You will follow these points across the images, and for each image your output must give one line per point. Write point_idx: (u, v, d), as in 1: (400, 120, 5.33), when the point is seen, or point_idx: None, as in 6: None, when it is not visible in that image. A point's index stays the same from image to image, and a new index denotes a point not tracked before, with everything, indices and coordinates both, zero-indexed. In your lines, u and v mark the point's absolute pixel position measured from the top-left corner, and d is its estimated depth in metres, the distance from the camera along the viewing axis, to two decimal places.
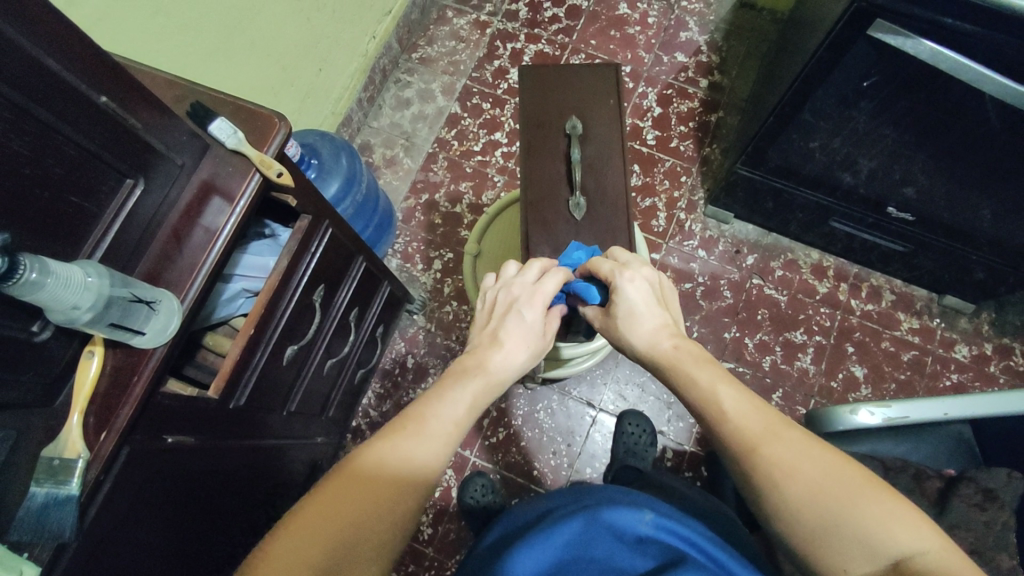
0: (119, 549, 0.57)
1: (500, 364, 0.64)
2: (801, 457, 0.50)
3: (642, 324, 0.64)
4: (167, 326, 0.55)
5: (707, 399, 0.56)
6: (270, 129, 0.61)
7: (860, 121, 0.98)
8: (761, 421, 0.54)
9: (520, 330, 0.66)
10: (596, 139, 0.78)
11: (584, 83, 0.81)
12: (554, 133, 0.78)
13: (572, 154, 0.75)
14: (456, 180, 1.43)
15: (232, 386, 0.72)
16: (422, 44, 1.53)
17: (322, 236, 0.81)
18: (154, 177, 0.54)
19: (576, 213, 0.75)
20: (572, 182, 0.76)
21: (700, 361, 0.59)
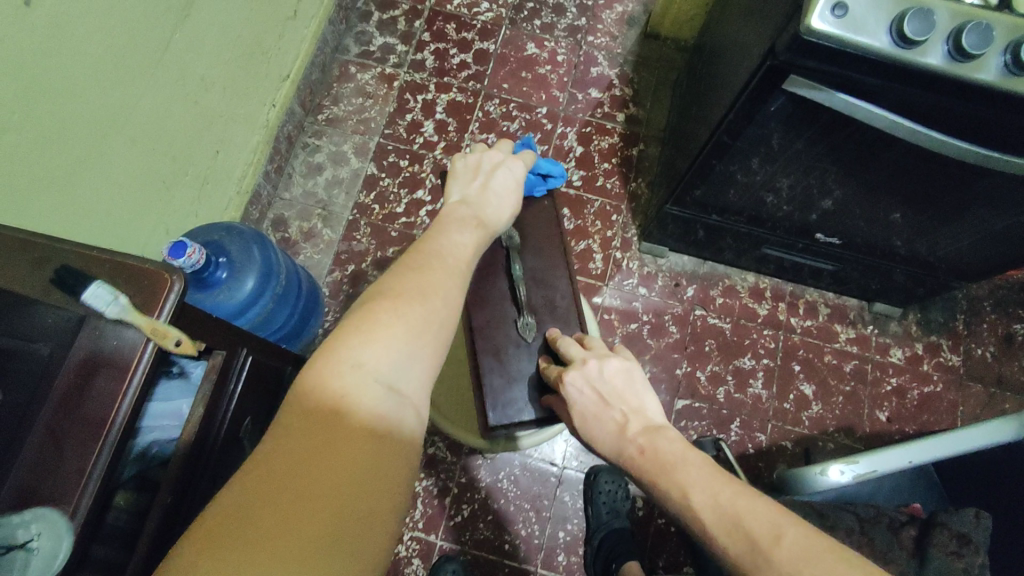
0: None
1: (455, 255, 0.64)
2: (804, 567, 0.44)
3: (604, 429, 0.63)
4: (59, 549, 0.44)
5: (682, 504, 0.53)
6: (160, 289, 0.52)
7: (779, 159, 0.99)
8: (746, 526, 0.48)
9: (501, 186, 0.75)
10: (533, 251, 0.82)
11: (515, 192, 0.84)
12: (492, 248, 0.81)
13: (514, 271, 0.78)
14: (382, 246, 1.35)
15: (154, 562, 0.63)
16: (327, 104, 1.44)
17: (241, 366, 0.73)
18: (7, 375, 0.47)
19: (527, 334, 0.77)
20: (517, 300, 0.78)
21: (673, 456, 0.56)
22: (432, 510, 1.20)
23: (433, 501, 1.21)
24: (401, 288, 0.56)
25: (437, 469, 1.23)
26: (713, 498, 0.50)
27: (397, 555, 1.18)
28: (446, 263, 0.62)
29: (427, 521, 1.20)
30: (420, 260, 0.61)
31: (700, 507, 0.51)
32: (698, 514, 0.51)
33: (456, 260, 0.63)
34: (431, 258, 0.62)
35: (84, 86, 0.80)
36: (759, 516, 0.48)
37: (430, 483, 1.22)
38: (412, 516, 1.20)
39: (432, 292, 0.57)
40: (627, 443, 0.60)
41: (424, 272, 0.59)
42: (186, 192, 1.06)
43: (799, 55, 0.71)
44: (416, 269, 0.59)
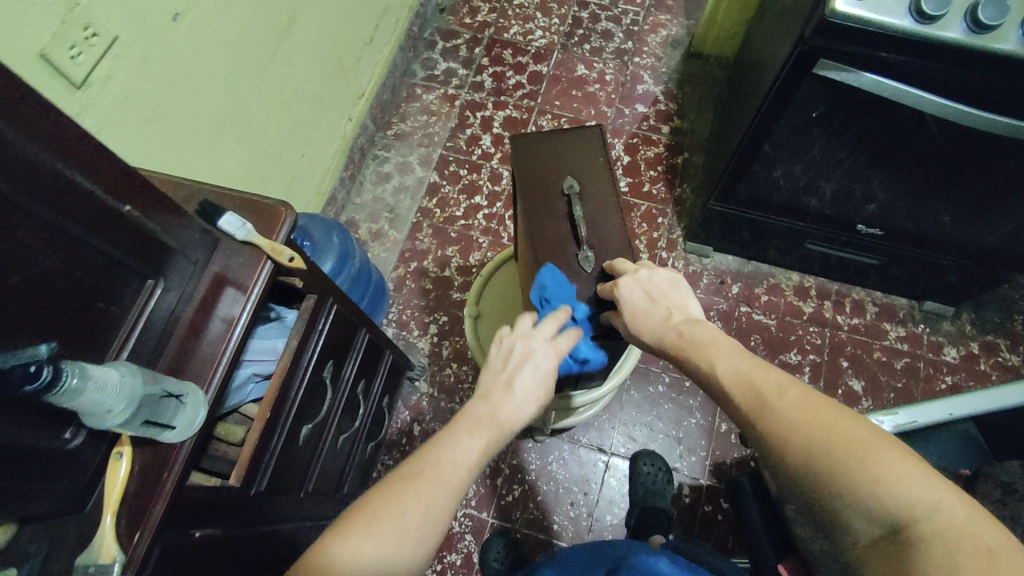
0: None
1: (455, 463, 0.57)
2: (797, 417, 0.50)
3: (647, 320, 0.66)
4: (195, 419, 0.55)
5: (705, 375, 0.59)
6: (277, 219, 0.64)
7: (810, 155, 1.06)
8: (754, 384, 0.54)
9: (526, 385, 0.63)
10: (592, 196, 0.80)
11: (575, 147, 0.84)
12: (552, 194, 0.80)
13: (574, 212, 0.77)
14: (443, 245, 1.47)
15: (250, 474, 0.72)
16: (396, 121, 1.60)
17: (328, 313, 0.83)
18: (171, 273, 0.55)
19: (586, 266, 0.76)
20: (577, 238, 0.77)
21: (695, 339, 0.61)
22: (484, 489, 1.27)
23: (486, 480, 1.27)
24: (397, 489, 0.54)
25: None
26: (733, 365, 0.56)
27: (450, 530, 1.24)
28: (439, 487, 0.56)
29: (480, 499, 1.26)
30: (414, 469, 0.56)
31: (718, 374, 0.58)
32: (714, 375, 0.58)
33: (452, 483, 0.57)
34: (419, 473, 0.56)
35: (208, 86, 0.96)
36: (767, 377, 0.54)
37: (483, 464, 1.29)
38: (465, 493, 1.26)
39: (410, 509, 0.53)
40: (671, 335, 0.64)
41: (411, 493, 0.55)
42: (278, 188, 1.21)
43: (826, 39, 0.79)
44: (403, 482, 0.55)
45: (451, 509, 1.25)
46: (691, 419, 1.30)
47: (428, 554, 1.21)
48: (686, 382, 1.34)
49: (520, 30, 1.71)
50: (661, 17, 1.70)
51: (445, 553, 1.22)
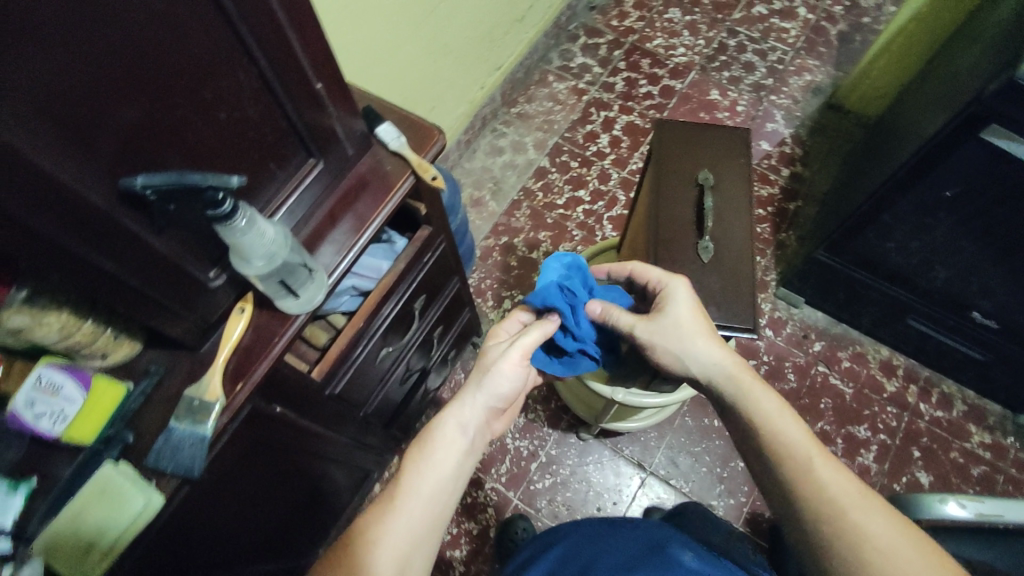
0: (202, 488, 0.60)
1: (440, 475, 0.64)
2: (879, 534, 0.53)
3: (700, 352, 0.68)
4: (315, 297, 0.59)
5: (784, 451, 0.59)
6: (429, 140, 0.68)
7: (942, 228, 1.01)
8: (844, 490, 0.56)
9: (496, 389, 0.71)
10: (724, 192, 0.80)
11: (716, 143, 0.85)
12: (686, 180, 0.81)
13: (705, 201, 0.77)
14: (536, 228, 1.49)
15: (330, 373, 0.75)
16: (522, 101, 1.64)
17: (436, 249, 0.85)
18: (330, 159, 0.59)
19: (703, 256, 0.76)
20: (701, 228, 0.77)
21: (768, 405, 0.63)
22: (517, 469, 1.27)
23: (520, 461, 1.28)
24: (390, 499, 0.62)
25: (531, 435, 1.30)
26: (829, 466, 0.57)
27: (475, 498, 1.25)
28: (404, 517, 0.60)
29: (510, 477, 1.27)
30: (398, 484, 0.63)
31: (786, 443, 0.60)
32: (782, 441, 0.60)
33: (423, 513, 0.61)
34: (386, 507, 0.61)
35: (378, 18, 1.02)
36: (849, 487, 0.56)
37: (521, 445, 1.29)
38: (497, 468, 1.27)
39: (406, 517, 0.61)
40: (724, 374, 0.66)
41: (397, 516, 0.60)
42: None
43: (1006, 103, 0.76)
44: (393, 492, 0.62)
45: (480, 479, 1.27)
46: (739, 462, 1.27)
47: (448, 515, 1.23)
48: None
49: (663, 43, 1.71)
50: (809, 62, 1.67)
51: (464, 518, 1.23)
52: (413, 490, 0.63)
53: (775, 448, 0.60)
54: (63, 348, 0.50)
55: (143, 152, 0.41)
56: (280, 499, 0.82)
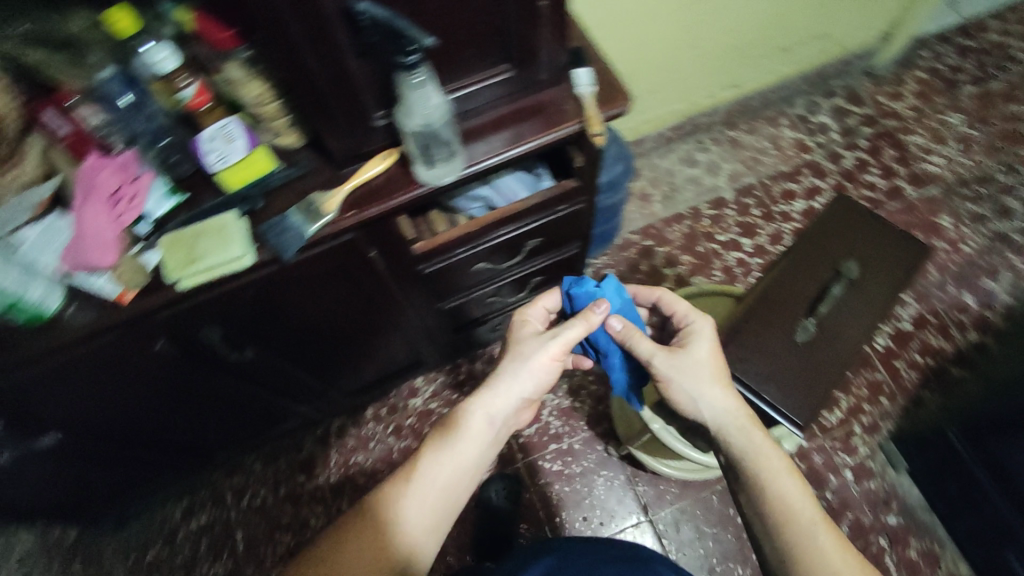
0: (291, 277, 0.70)
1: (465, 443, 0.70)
2: None
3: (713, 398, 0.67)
4: (442, 178, 0.64)
5: (785, 517, 0.58)
6: (613, 101, 0.67)
7: None
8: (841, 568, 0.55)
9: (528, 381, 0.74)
10: (860, 291, 0.77)
11: (885, 245, 0.81)
12: (826, 263, 0.80)
13: (832, 288, 0.76)
14: (683, 249, 1.45)
15: (431, 253, 0.83)
16: (742, 128, 1.57)
17: (572, 205, 0.88)
18: (521, 74, 0.64)
19: (799, 335, 0.73)
20: (813, 310, 0.75)
21: (773, 466, 0.61)
22: (537, 440, 1.30)
23: (544, 435, 1.31)
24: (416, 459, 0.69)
25: (567, 420, 1.31)
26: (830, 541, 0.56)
27: None
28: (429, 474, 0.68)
29: (527, 442, 1.30)
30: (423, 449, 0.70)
31: (787, 514, 0.58)
32: (783, 510, 0.58)
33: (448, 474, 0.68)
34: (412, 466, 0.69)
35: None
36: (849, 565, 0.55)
37: (553, 423, 1.31)
38: (522, 429, 1.31)
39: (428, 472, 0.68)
40: (735, 424, 0.65)
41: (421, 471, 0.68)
42: None
43: None
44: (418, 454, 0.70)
45: None
46: (738, 567, 1.19)
47: None
48: None
49: (922, 143, 1.54)
50: None
51: None
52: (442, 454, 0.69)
53: (776, 516, 0.59)
54: (252, 113, 0.62)
55: None
56: (343, 332, 0.92)
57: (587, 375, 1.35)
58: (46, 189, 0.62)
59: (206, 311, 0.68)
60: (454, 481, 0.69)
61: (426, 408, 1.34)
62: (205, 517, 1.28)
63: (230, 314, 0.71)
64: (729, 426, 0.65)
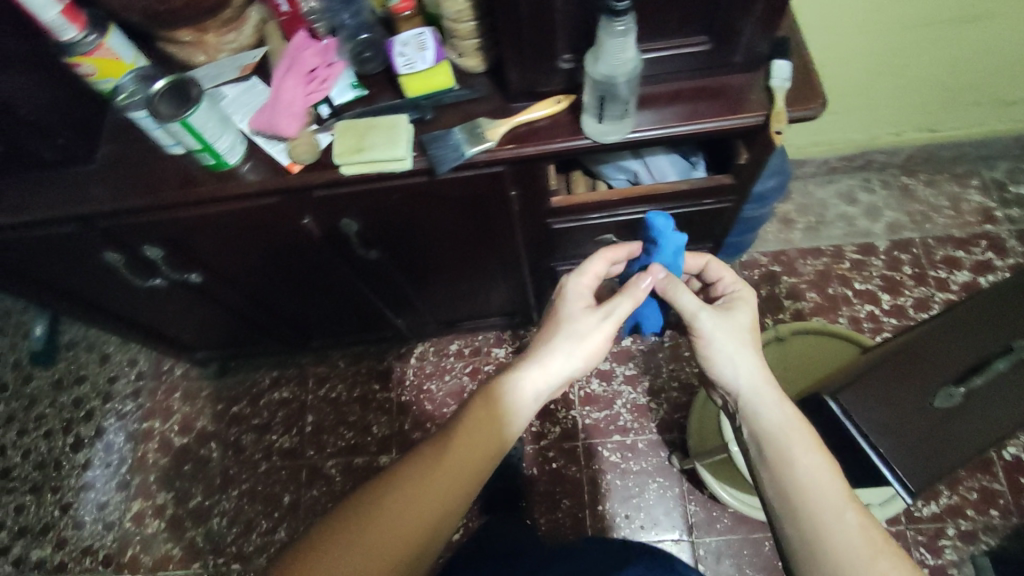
0: (434, 193, 0.73)
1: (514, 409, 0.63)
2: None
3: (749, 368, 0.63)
4: (605, 135, 0.63)
5: (805, 489, 0.54)
6: (805, 101, 0.63)
7: None
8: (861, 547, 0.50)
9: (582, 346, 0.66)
10: None
11: None
12: (1004, 330, 0.68)
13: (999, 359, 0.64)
14: (812, 285, 1.35)
15: (567, 210, 0.83)
16: (920, 178, 1.43)
17: (719, 203, 0.85)
18: (717, 51, 0.61)
19: (937, 401, 0.66)
20: (964, 377, 0.66)
21: (800, 436, 0.57)
22: (602, 426, 1.29)
23: (610, 424, 1.29)
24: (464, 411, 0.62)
25: (637, 417, 1.29)
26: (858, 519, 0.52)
27: (556, 410, 1.32)
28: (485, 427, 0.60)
29: (592, 425, 1.30)
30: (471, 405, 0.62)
31: (806, 483, 0.54)
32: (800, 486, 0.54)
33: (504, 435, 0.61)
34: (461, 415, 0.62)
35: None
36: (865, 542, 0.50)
37: (623, 415, 1.30)
38: (591, 411, 1.31)
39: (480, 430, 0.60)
40: (766, 395, 0.61)
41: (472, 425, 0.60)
42: None
43: None
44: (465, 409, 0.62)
45: (573, 404, 1.32)
46: None
47: None
48: None
49: None
50: None
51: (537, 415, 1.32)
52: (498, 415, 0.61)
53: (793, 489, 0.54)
54: (448, 27, 0.64)
55: None
56: (458, 262, 0.96)
57: (671, 380, 1.31)
58: (257, 54, 0.70)
59: (354, 203, 0.73)
60: (503, 439, 0.61)
61: (506, 361, 1.36)
62: (286, 392, 1.40)
63: (373, 212, 0.76)
64: (759, 396, 0.61)
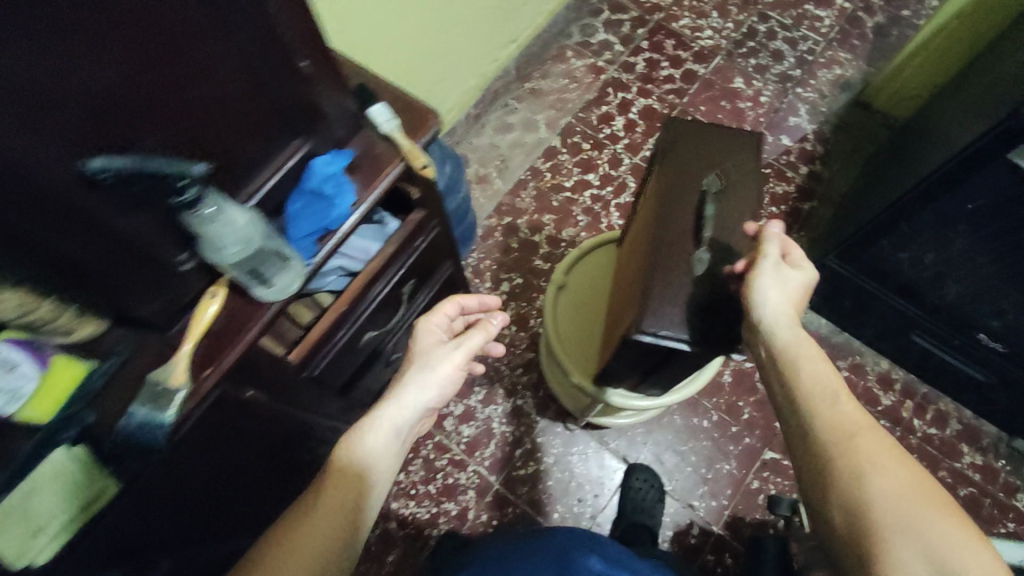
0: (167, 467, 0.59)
1: (373, 458, 0.71)
2: (914, 508, 0.56)
3: (781, 290, 0.70)
4: (289, 285, 0.57)
5: (823, 403, 0.65)
6: (424, 124, 0.63)
7: (954, 241, 1.04)
8: (888, 475, 0.58)
9: (435, 373, 0.78)
10: (730, 196, 0.77)
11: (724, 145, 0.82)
12: (689, 187, 0.78)
13: (705, 210, 0.75)
14: (541, 211, 1.45)
15: (310, 354, 0.75)
16: (536, 76, 1.58)
17: (427, 234, 0.82)
18: (317, 142, 0.56)
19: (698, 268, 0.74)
20: (700, 235, 0.75)
21: (819, 369, 0.67)
22: (501, 455, 1.27)
23: (505, 446, 1.27)
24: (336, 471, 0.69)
25: (517, 421, 1.29)
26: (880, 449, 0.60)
27: (455, 480, 1.25)
28: (353, 483, 0.69)
29: (493, 462, 1.27)
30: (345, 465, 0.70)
31: (822, 410, 0.65)
32: (837, 427, 0.63)
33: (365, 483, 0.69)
34: (333, 473, 0.69)
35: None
36: (871, 446, 0.60)
37: (507, 430, 1.28)
38: (482, 452, 1.27)
39: (348, 488, 0.68)
40: (787, 320, 0.70)
41: (341, 488, 0.68)
42: None
43: None
44: (338, 470, 0.69)
45: (463, 461, 1.27)
46: (724, 465, 1.26)
47: (429, 495, 1.24)
48: (732, 428, 1.28)
49: (689, 23, 1.63)
50: (841, 54, 1.56)
51: (444, 499, 1.24)
52: (359, 459, 0.70)
53: (833, 438, 0.62)
54: (19, 324, 0.44)
55: (107, 130, 0.39)
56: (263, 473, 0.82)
57: (515, 370, 1.33)
58: None
59: (245, 453, 0.73)
60: (366, 484, 0.70)
61: None
62: None
63: (261, 449, 0.76)
64: (779, 320, 0.69)
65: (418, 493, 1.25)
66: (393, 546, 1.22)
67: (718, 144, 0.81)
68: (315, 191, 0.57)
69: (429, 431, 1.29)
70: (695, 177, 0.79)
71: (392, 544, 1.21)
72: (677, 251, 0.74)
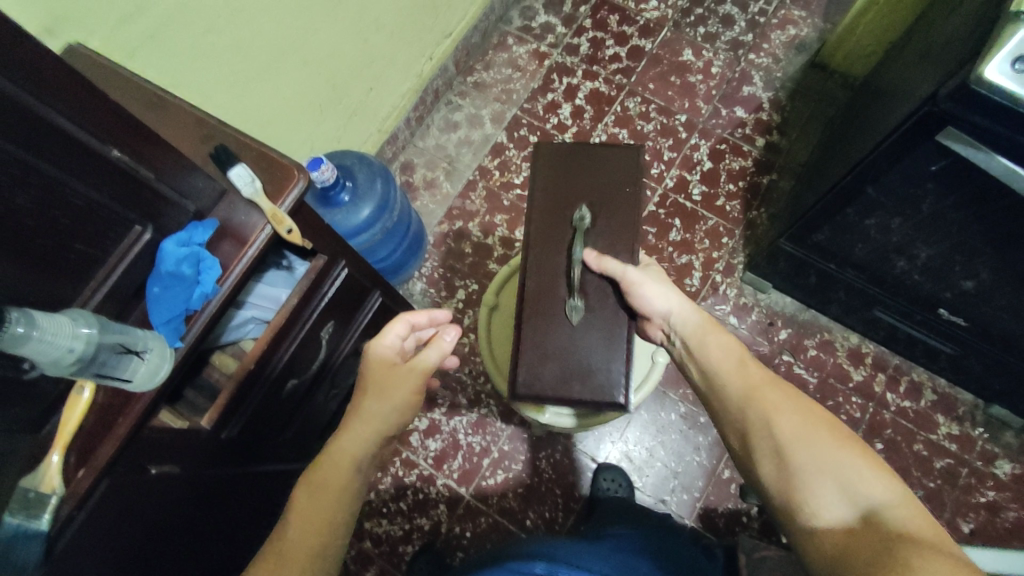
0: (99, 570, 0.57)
1: (337, 495, 0.63)
2: (806, 441, 0.58)
3: (658, 294, 0.71)
4: (159, 370, 0.55)
5: (718, 367, 0.68)
6: (288, 182, 0.61)
7: (924, 203, 0.89)
8: (785, 418, 0.60)
9: (395, 398, 0.70)
10: (602, 232, 0.76)
11: (606, 168, 0.78)
12: (563, 224, 0.77)
13: (574, 251, 0.72)
14: (492, 212, 1.41)
15: (223, 418, 0.71)
16: (478, 69, 1.53)
17: (336, 277, 0.80)
18: (164, 222, 0.54)
19: (573, 316, 0.74)
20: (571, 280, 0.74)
21: (714, 337, 0.70)
22: (469, 466, 1.26)
23: (473, 456, 1.27)
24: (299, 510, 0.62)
25: (483, 431, 1.28)
26: (772, 396, 0.62)
27: (426, 495, 1.25)
28: (315, 523, 0.60)
29: (462, 473, 1.26)
30: (313, 499, 0.62)
31: (719, 368, 0.67)
32: (737, 383, 0.65)
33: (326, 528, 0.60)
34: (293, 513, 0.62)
35: (268, 15, 0.90)
36: (774, 395, 0.62)
37: (473, 440, 1.28)
38: (449, 465, 1.26)
39: (312, 529, 0.60)
40: (685, 312, 0.73)
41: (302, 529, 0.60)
42: (337, 118, 1.19)
43: (958, 105, 0.68)
44: (301, 508, 0.62)
45: (431, 475, 1.26)
46: (694, 457, 1.24)
47: (400, 512, 1.24)
48: (701, 418, 1.26)
49: None
50: (794, 13, 1.48)
51: (416, 515, 1.24)
52: (319, 498, 0.62)
53: (736, 394, 0.64)
54: None
55: None
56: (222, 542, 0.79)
57: (478, 379, 1.32)
58: None
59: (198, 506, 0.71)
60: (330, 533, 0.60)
61: None
62: None
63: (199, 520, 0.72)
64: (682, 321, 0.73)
65: (390, 511, 1.25)
66: (369, 566, 1.22)
67: (596, 154, 0.79)
68: (173, 274, 0.55)
69: (395, 448, 1.28)
70: (569, 212, 0.77)
71: (368, 564, 1.22)
72: (556, 302, 0.75)
